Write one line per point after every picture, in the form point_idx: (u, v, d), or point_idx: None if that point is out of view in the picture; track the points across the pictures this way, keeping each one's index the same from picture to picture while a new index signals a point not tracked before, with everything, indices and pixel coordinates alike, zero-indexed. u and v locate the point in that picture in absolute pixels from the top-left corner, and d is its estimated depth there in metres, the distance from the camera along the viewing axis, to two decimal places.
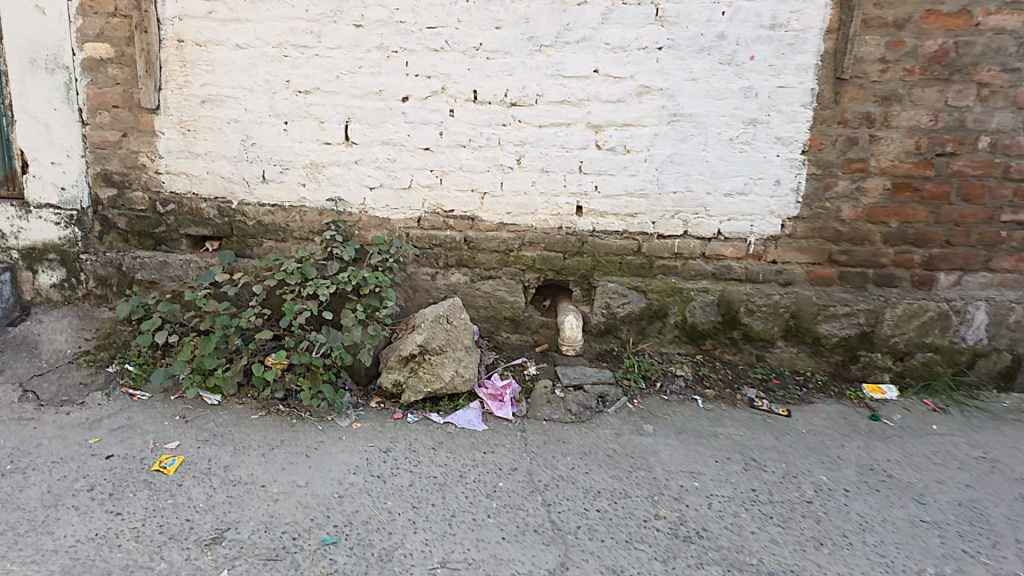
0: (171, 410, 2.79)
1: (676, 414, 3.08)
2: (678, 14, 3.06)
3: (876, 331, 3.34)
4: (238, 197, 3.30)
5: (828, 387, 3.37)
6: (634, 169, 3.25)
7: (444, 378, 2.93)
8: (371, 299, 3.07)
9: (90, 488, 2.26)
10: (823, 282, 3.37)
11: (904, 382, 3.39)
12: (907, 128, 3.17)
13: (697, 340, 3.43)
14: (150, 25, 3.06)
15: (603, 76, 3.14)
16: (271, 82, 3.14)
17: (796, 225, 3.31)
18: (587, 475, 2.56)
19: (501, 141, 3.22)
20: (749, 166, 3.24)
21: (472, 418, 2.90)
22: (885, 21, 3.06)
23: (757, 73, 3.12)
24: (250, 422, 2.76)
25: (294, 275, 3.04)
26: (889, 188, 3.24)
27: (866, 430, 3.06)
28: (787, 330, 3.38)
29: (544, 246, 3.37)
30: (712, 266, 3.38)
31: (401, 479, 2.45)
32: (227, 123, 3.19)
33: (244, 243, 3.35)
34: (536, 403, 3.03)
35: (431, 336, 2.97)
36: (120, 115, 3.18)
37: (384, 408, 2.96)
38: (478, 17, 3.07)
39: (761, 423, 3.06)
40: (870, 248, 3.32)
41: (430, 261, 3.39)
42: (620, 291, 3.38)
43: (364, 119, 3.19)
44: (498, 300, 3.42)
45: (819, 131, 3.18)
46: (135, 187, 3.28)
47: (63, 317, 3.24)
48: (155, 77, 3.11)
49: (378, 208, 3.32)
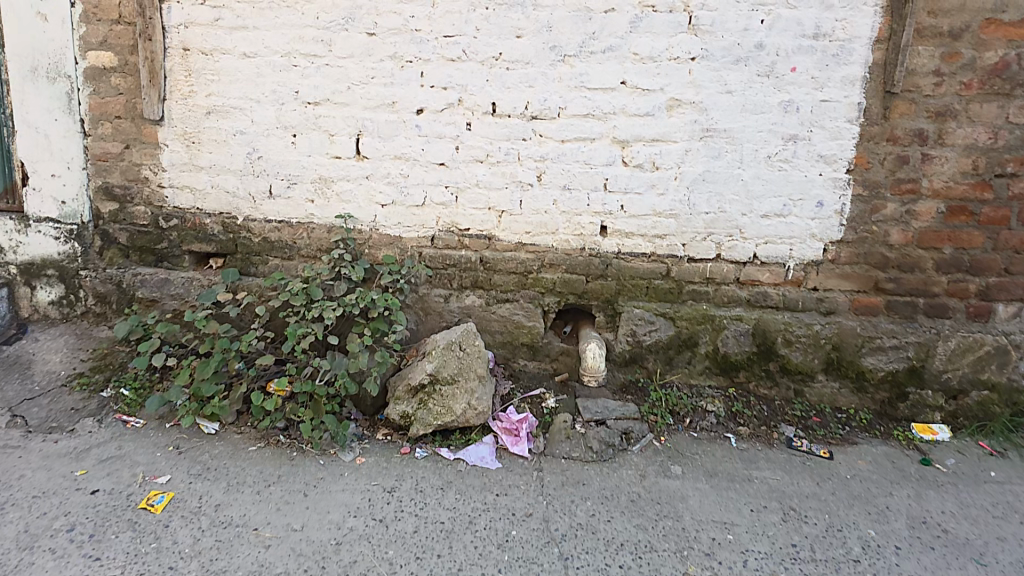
0: (165, 440, 2.62)
1: (706, 454, 2.83)
2: (712, 23, 2.85)
3: (926, 366, 3.06)
4: (244, 213, 3.15)
5: (873, 426, 3.08)
6: (663, 188, 3.03)
7: (455, 411, 2.72)
8: (380, 323, 2.90)
9: (70, 527, 2.09)
10: (869, 312, 3.09)
11: (957, 423, 3.09)
12: (963, 147, 2.91)
13: (729, 371, 3.18)
14: (154, 33, 2.93)
15: (630, 88, 2.93)
16: (278, 92, 2.98)
17: (839, 249, 3.05)
18: (608, 524, 2.33)
19: (520, 156, 3.03)
20: (789, 186, 3.00)
21: (484, 455, 2.69)
22: (940, 31, 2.82)
23: (798, 86, 2.89)
24: (246, 455, 2.58)
25: (299, 296, 2.88)
26: (943, 212, 2.98)
27: (917, 476, 2.77)
28: (828, 362, 3.11)
29: (565, 268, 3.16)
30: (746, 292, 3.13)
31: (405, 524, 2.24)
32: (233, 136, 3.05)
33: (249, 260, 3.20)
34: (554, 439, 2.80)
35: (443, 365, 2.77)
36: (123, 126, 3.05)
37: (390, 441, 2.76)
38: (498, 26, 2.89)
39: (799, 467, 2.79)
40: (920, 275, 3.05)
41: (443, 282, 3.20)
42: (647, 318, 3.16)
43: (375, 132, 3.02)
44: (515, 325, 3.21)
45: (865, 149, 2.94)
46: (138, 201, 3.15)
47: (59, 336, 3.11)
48: (159, 86, 2.98)
49: (389, 226, 3.15)
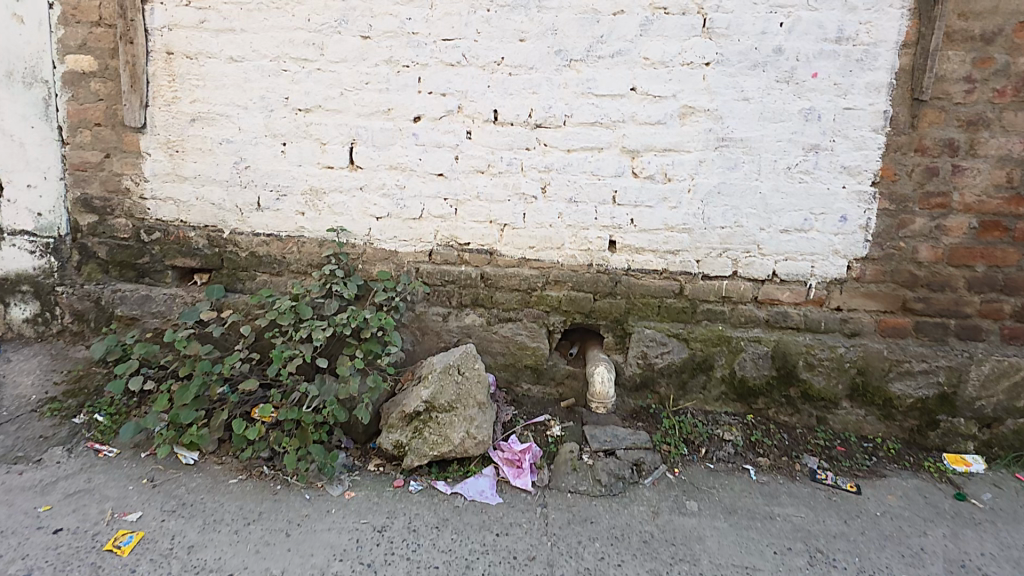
0: (139, 472, 2.44)
1: (724, 488, 2.62)
2: (728, 25, 2.68)
3: (959, 393, 2.85)
4: (231, 226, 2.97)
5: (902, 457, 2.87)
6: (675, 202, 2.85)
7: (453, 441, 2.55)
8: (373, 345, 2.72)
9: (26, 573, 1.90)
10: (896, 334, 2.89)
11: (992, 453, 2.86)
12: (997, 158, 2.73)
13: (747, 397, 2.97)
14: (136, 35, 2.78)
15: (640, 95, 2.76)
16: (267, 98, 2.82)
17: (864, 267, 2.86)
18: (619, 570, 2.12)
19: (523, 167, 2.85)
20: (810, 200, 2.81)
21: (484, 489, 2.51)
22: (971, 35, 2.65)
23: (819, 92, 2.72)
24: (227, 490, 2.40)
25: (286, 315, 2.72)
26: (975, 227, 2.79)
27: (951, 513, 2.55)
28: (853, 388, 2.90)
29: (571, 286, 2.96)
30: (765, 313, 2.93)
31: (396, 569, 2.05)
32: (218, 144, 2.88)
33: (235, 276, 3.02)
34: (559, 472, 2.62)
35: (439, 391, 2.61)
36: (103, 134, 2.89)
37: (383, 473, 2.59)
38: (500, 28, 2.73)
39: (824, 502, 2.58)
40: (951, 295, 2.85)
41: (442, 299, 3.01)
42: (658, 339, 2.95)
43: (369, 141, 2.85)
44: (518, 346, 3.01)
45: (891, 160, 2.76)
46: (118, 213, 2.98)
47: (33, 357, 2.93)
48: (140, 92, 2.82)
49: (384, 240, 2.96)
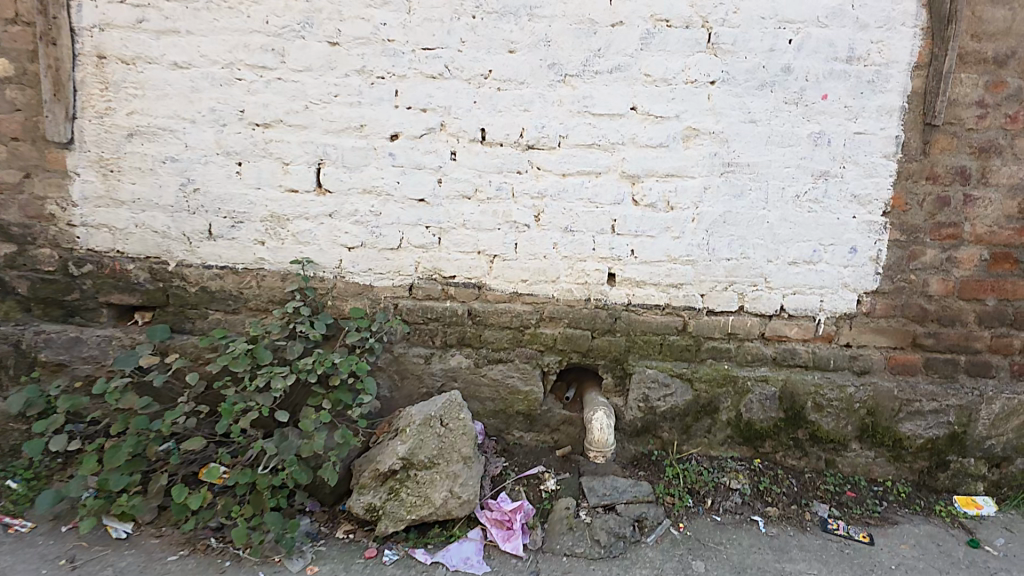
0: (57, 551, 2.10)
1: (732, 544, 2.41)
2: (735, 41, 2.47)
3: (969, 432, 2.72)
4: (178, 257, 2.60)
5: (912, 500, 2.72)
6: (678, 231, 2.62)
7: (434, 502, 2.27)
8: (343, 394, 2.42)
9: None
10: (905, 371, 2.74)
11: (1002, 494, 2.74)
12: (1008, 187, 2.60)
13: (753, 441, 2.78)
14: (60, 36, 2.38)
15: (641, 115, 2.52)
16: (218, 110, 2.46)
17: (874, 301, 2.69)
18: None
19: (514, 193, 2.57)
20: (819, 230, 2.62)
21: (469, 556, 2.25)
22: (984, 56, 2.51)
23: (829, 115, 2.53)
24: (165, 570, 2.07)
25: (242, 360, 2.38)
26: (986, 259, 2.66)
27: (968, 562, 2.39)
28: (863, 429, 2.74)
29: (567, 323, 2.70)
30: (772, 350, 2.73)
31: None
32: (162, 163, 2.50)
33: (184, 313, 2.64)
34: (554, 531, 2.36)
35: (418, 447, 2.32)
36: (21, 150, 2.48)
37: (353, 540, 2.29)
38: (486, 37, 2.44)
39: (836, 556, 2.39)
40: (961, 329, 2.71)
41: (424, 339, 2.70)
42: (660, 380, 2.73)
43: (339, 161, 2.52)
44: (509, 390, 2.73)
45: (904, 188, 2.60)
46: (41, 242, 2.57)
47: None
48: (66, 102, 2.42)
49: (357, 273, 2.63)
